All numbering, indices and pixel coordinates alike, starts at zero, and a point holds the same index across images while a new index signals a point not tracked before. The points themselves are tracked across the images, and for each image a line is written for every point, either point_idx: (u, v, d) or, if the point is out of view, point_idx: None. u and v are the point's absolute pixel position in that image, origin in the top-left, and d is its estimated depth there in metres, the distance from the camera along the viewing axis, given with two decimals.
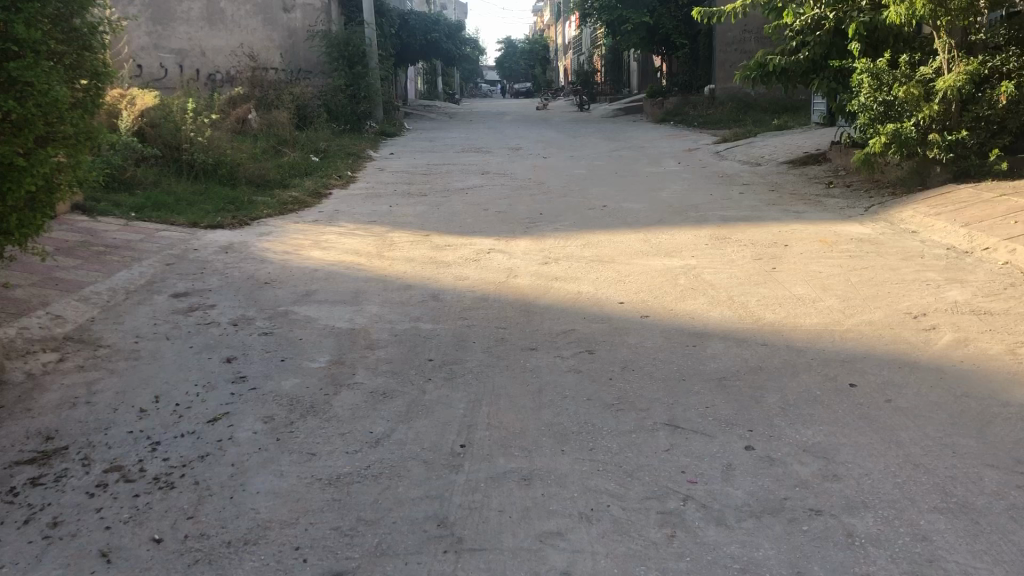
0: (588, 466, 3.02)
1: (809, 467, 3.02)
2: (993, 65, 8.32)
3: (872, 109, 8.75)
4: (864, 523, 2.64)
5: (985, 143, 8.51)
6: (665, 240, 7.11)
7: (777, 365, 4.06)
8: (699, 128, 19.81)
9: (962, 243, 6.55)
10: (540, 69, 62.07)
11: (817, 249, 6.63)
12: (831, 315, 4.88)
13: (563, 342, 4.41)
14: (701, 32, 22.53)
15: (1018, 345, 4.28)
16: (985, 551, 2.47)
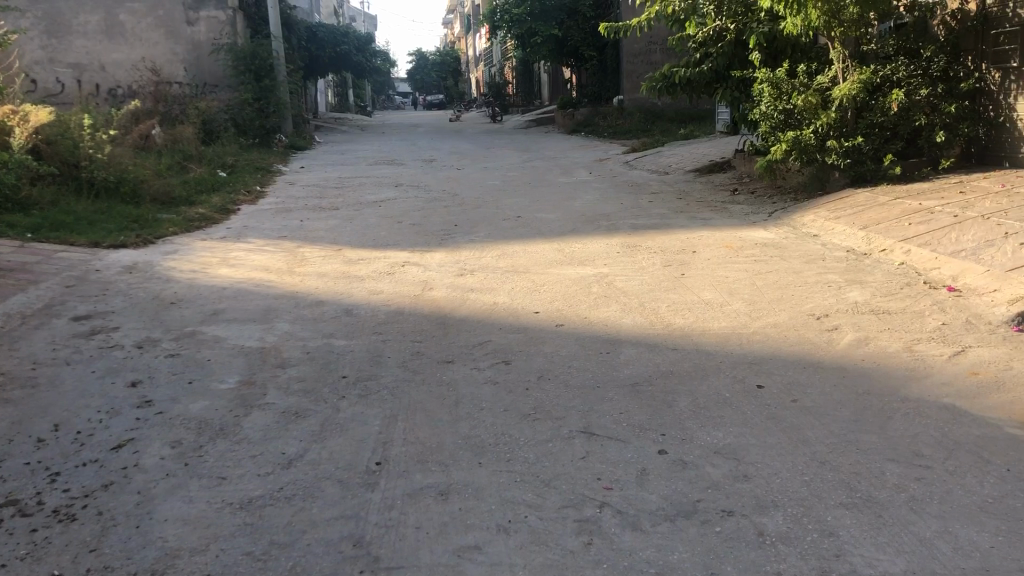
0: (505, 478, 3.02)
1: (720, 468, 3.09)
2: (884, 75, 8.64)
3: (774, 118, 9.05)
4: (774, 522, 2.71)
5: (880, 149, 8.81)
6: (577, 249, 7.19)
7: (688, 369, 4.15)
8: (609, 138, 20.13)
9: (860, 245, 6.81)
10: (451, 81, 62.11)
11: (725, 254, 6.79)
12: (739, 318, 5.01)
13: (479, 354, 4.41)
14: (609, 45, 22.92)
15: (915, 343, 4.47)
16: (888, 543, 2.56)
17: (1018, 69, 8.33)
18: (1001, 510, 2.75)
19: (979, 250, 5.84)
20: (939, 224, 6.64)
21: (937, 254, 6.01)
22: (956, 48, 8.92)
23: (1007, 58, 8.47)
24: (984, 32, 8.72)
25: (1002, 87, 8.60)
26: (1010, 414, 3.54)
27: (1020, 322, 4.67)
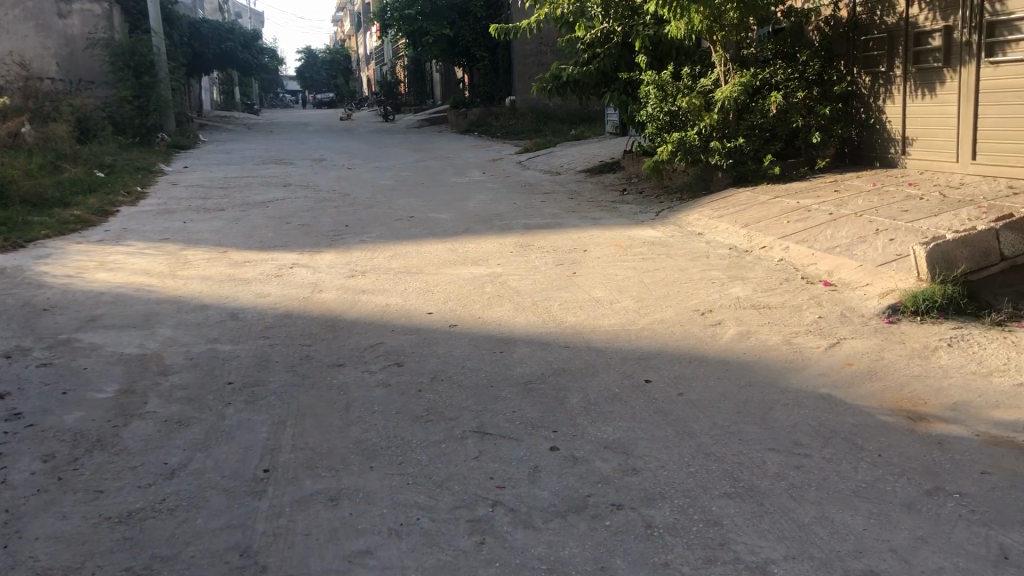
0: (397, 481, 3.00)
1: (610, 462, 3.14)
2: (764, 78, 9.02)
3: (659, 119, 9.38)
4: (662, 514, 2.77)
5: (760, 150, 9.14)
6: (471, 249, 7.20)
7: (579, 366, 4.20)
8: (502, 138, 20.24)
9: (742, 243, 7.04)
10: (342, 79, 61.26)
11: (614, 253, 6.92)
12: (628, 315, 5.11)
13: (370, 356, 4.36)
14: (500, 45, 23.05)
15: (794, 335, 4.66)
16: (770, 530, 2.66)
17: (887, 74, 8.65)
18: (873, 494, 2.89)
19: (852, 245, 6.11)
20: (815, 222, 6.93)
21: (813, 250, 6.29)
22: (829, 53, 9.24)
23: (876, 63, 8.79)
24: (855, 38, 9.05)
25: (872, 91, 8.93)
26: (882, 403, 3.72)
27: (890, 315, 4.91)
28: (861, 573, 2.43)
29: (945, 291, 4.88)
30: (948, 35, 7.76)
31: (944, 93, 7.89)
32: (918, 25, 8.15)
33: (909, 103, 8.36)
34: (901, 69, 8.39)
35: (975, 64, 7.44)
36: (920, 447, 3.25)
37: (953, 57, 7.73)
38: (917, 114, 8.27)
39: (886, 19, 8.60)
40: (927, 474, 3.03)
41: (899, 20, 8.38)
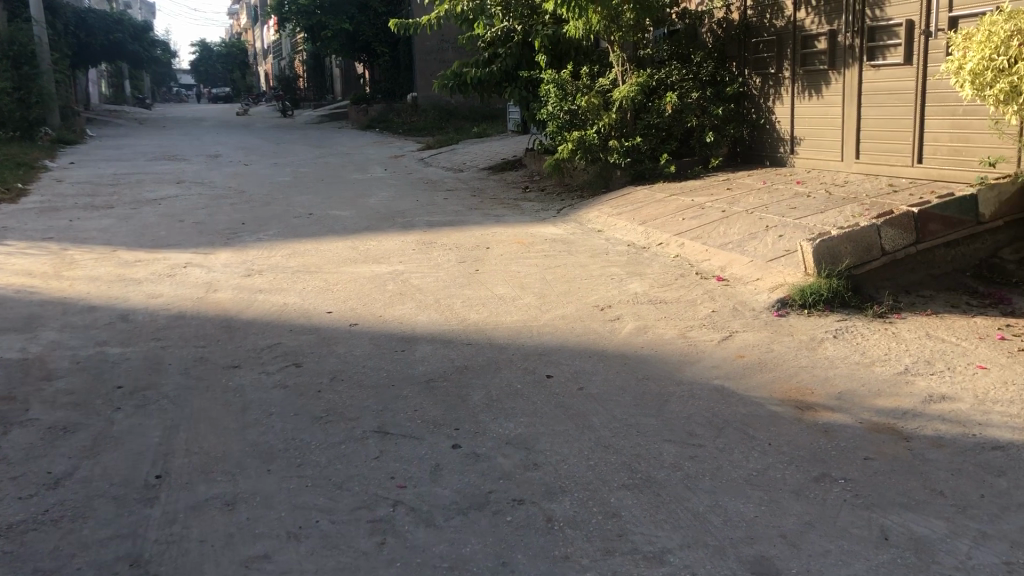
0: (295, 483, 2.95)
1: (511, 458, 3.16)
2: (660, 78, 9.25)
3: (560, 118, 9.51)
4: (562, 507, 2.80)
5: (657, 149, 9.35)
6: (372, 246, 7.14)
7: (481, 363, 4.21)
8: (403, 135, 20.12)
9: (640, 240, 7.19)
10: (238, 73, 59.73)
11: (516, 250, 6.95)
12: (529, 311, 5.14)
13: (268, 357, 4.28)
14: (401, 41, 22.89)
15: (689, 329, 4.79)
16: (666, 520, 2.72)
17: (776, 75, 8.96)
18: (764, 481, 2.99)
19: (744, 242, 6.31)
20: (709, 218, 7.13)
21: (707, 246, 6.47)
22: (721, 54, 9.62)
23: (765, 65, 9.09)
24: (745, 40, 9.34)
25: (762, 92, 9.23)
26: (772, 393, 3.85)
27: (779, 308, 5.10)
28: (753, 558, 2.51)
29: (831, 285, 5.10)
30: (832, 39, 8.05)
31: (830, 94, 8.19)
32: (805, 28, 8.45)
33: (797, 104, 8.67)
34: (789, 71, 8.69)
35: (858, 66, 7.73)
36: (808, 435, 3.38)
37: (837, 59, 8.03)
38: (805, 115, 8.58)
39: (775, 22, 8.87)
40: (814, 460, 3.16)
41: (786, 24, 8.67)
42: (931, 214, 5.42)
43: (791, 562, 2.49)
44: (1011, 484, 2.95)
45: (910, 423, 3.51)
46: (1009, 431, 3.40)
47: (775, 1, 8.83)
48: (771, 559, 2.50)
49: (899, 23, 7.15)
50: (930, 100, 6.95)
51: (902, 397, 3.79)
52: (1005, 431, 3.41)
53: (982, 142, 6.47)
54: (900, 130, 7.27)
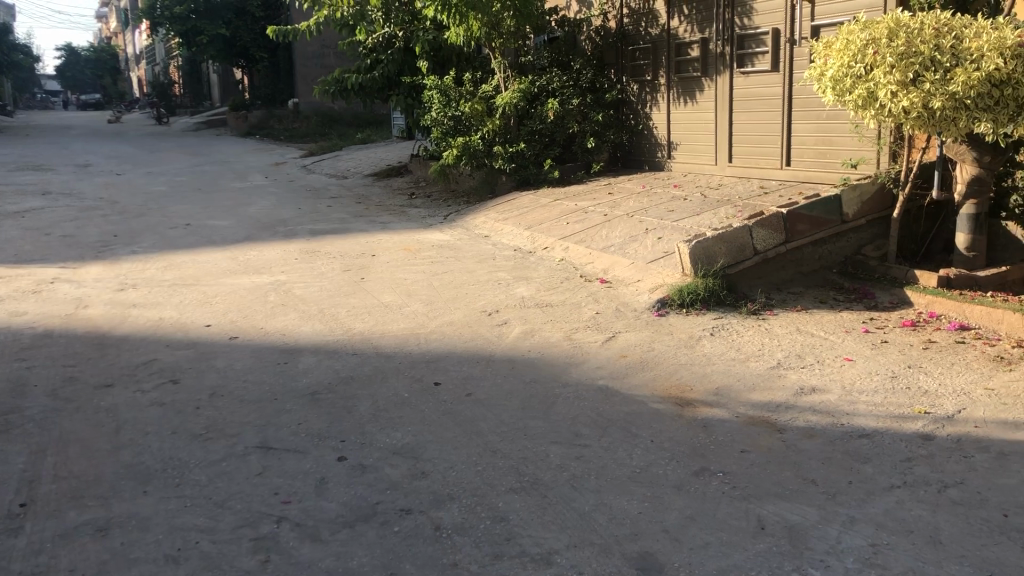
0: (174, 504, 2.85)
1: (398, 468, 3.14)
2: (541, 85, 9.38)
3: (444, 124, 9.63)
4: (450, 514, 2.80)
5: (540, 154, 9.47)
6: (253, 256, 6.97)
7: (367, 373, 4.17)
8: (285, 141, 19.74)
9: (525, 244, 7.28)
10: (108, 79, 57.31)
11: (402, 257, 6.91)
12: (416, 319, 5.12)
13: (143, 374, 4.12)
14: (280, 47, 22.45)
15: (574, 331, 4.86)
16: (553, 521, 2.76)
17: (652, 82, 9.20)
18: (647, 478, 3.07)
19: (625, 244, 6.46)
20: (591, 222, 7.27)
21: (591, 249, 6.59)
22: (600, 61, 9.86)
23: (642, 72, 9.33)
24: (622, 48, 9.57)
25: (640, 98, 9.47)
26: (653, 391, 3.95)
27: (659, 308, 5.23)
28: (637, 554, 2.57)
29: (707, 284, 5.27)
30: (704, 46, 8.33)
31: (703, 100, 8.47)
32: (679, 36, 8.70)
33: (673, 109, 8.92)
34: (665, 78, 8.94)
35: (729, 73, 8.02)
36: (688, 431, 3.49)
37: (710, 66, 8.31)
38: (681, 120, 8.85)
39: (649, 30, 9.09)
40: (694, 455, 3.26)
41: (661, 32, 8.91)
42: (799, 215, 5.68)
43: (673, 556, 2.55)
44: (876, 470, 3.12)
45: (783, 415, 3.66)
46: (873, 419, 3.60)
47: (649, 9, 9.07)
48: (654, 554, 2.57)
49: (766, 32, 7.45)
50: (796, 105, 7.28)
51: (776, 390, 3.96)
52: (870, 419, 3.60)
53: (845, 145, 6.81)
54: (769, 134, 7.59)
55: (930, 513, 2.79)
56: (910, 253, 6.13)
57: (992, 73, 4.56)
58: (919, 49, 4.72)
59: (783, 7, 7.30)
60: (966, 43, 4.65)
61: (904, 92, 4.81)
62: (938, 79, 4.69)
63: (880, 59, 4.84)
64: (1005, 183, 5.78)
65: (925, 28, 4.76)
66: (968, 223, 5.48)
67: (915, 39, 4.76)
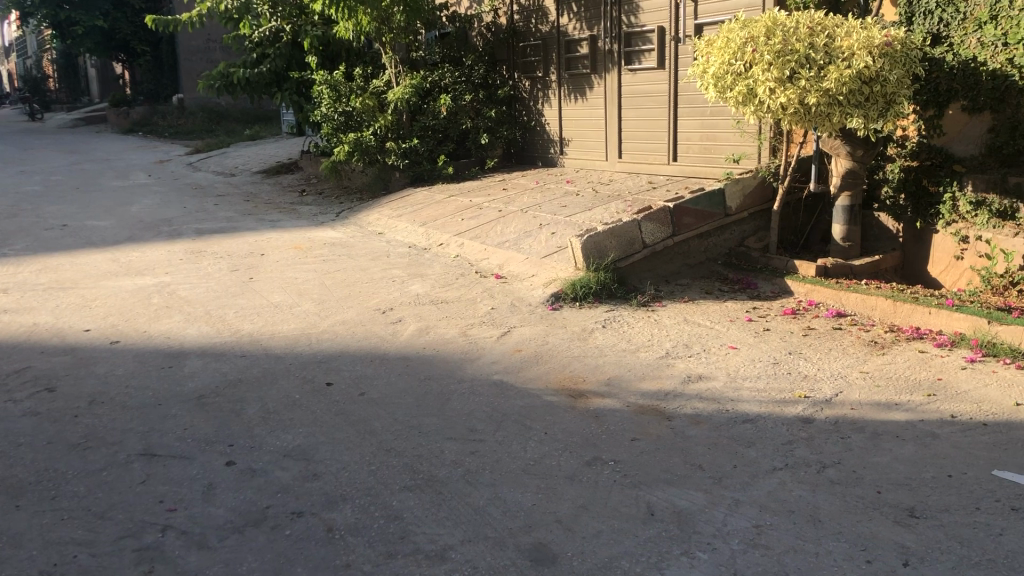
0: (50, 517, 2.72)
1: (289, 470, 3.08)
2: (433, 80, 9.38)
3: (334, 120, 9.47)
4: (343, 515, 2.77)
5: (434, 150, 9.47)
6: (136, 258, 6.71)
7: (256, 375, 4.07)
8: (170, 138, 19.08)
9: (420, 241, 7.25)
10: None
11: (293, 256, 6.77)
12: (307, 319, 5.03)
13: (15, 383, 3.91)
14: (163, 40, 21.65)
15: (470, 327, 4.87)
16: (447, 517, 2.75)
17: (543, 79, 9.28)
18: (541, 469, 3.10)
19: (520, 240, 6.50)
20: (486, 218, 7.28)
21: (485, 245, 6.61)
22: (491, 58, 9.89)
23: (533, 68, 9.39)
24: (513, 45, 9.62)
25: (531, 95, 9.54)
26: (547, 384, 3.99)
27: (553, 302, 5.28)
28: (530, 546, 2.59)
29: (599, 278, 5.37)
30: (593, 44, 8.45)
31: (593, 97, 8.60)
32: (568, 33, 8.80)
33: (564, 106, 9.02)
34: (555, 75, 9.03)
35: (617, 70, 8.15)
36: (581, 421, 3.54)
37: (599, 64, 8.43)
38: (571, 117, 8.97)
39: (540, 27, 9.16)
40: (586, 445, 3.31)
41: (550, 29, 8.99)
42: (685, 208, 5.85)
43: (566, 546, 2.59)
44: (759, 453, 3.24)
45: (672, 403, 3.75)
46: (757, 404, 3.73)
47: (539, 6, 9.14)
48: (547, 545, 2.59)
49: (652, 30, 7.61)
50: (681, 102, 7.46)
51: (665, 378, 4.06)
52: (754, 404, 3.73)
53: (728, 140, 7.01)
54: (657, 130, 7.76)
55: (810, 493, 2.91)
56: (790, 244, 6.37)
57: (861, 71, 4.80)
58: (794, 47, 4.90)
59: (667, 6, 7.45)
60: (838, 42, 4.87)
61: (782, 88, 4.97)
62: (812, 76, 4.89)
63: (759, 56, 4.99)
64: (876, 176, 6.06)
65: (800, 27, 4.94)
66: (843, 214, 5.73)
67: (790, 38, 4.94)
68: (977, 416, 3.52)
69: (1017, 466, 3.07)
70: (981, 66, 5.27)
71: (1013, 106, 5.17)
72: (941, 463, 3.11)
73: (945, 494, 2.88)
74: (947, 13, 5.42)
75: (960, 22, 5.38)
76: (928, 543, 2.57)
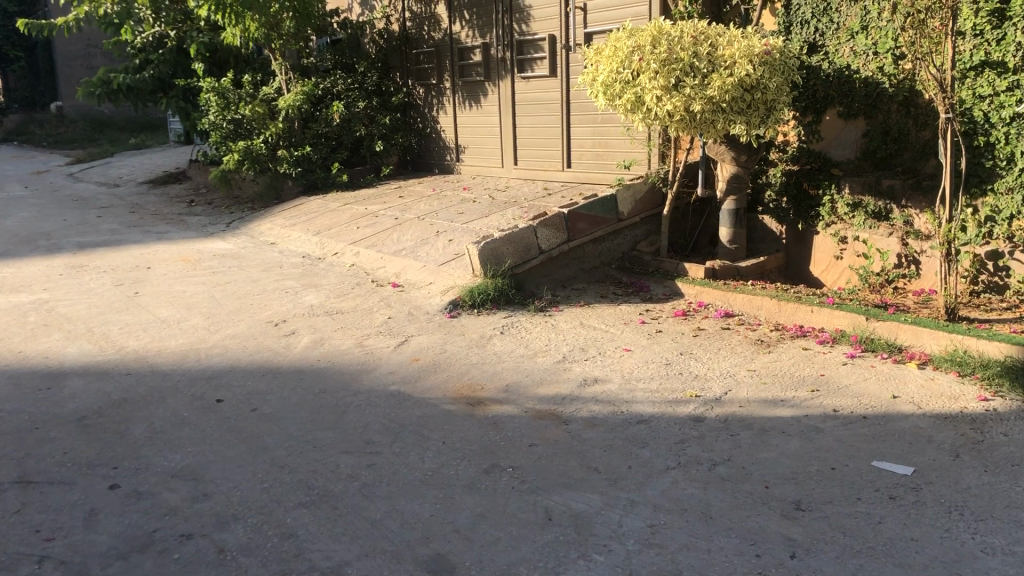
0: None
1: (178, 492, 2.97)
2: (325, 87, 9.33)
3: (222, 127, 9.26)
4: (234, 535, 2.69)
5: (328, 158, 9.37)
6: (10, 274, 6.38)
7: (142, 394, 3.92)
8: (48, 148, 18.22)
9: (314, 251, 7.13)
10: None
11: (181, 269, 6.56)
12: (197, 333, 4.88)
13: None
14: (38, 46, 20.63)
15: (366, 337, 4.82)
16: (343, 533, 2.71)
17: (437, 86, 9.26)
18: (438, 480, 3.08)
19: (416, 248, 6.46)
20: (381, 226, 7.22)
21: (381, 254, 6.56)
22: (384, 64, 9.81)
23: (427, 76, 9.36)
24: (406, 51, 9.59)
25: (426, 101, 9.49)
26: (444, 392, 3.97)
27: (451, 310, 5.27)
28: (428, 557, 2.57)
29: (496, 284, 5.38)
30: (486, 51, 8.47)
31: (487, 104, 8.63)
32: (461, 41, 8.81)
33: (459, 113, 9.02)
34: (449, 82, 9.03)
35: (510, 78, 8.20)
36: (478, 429, 3.54)
37: (492, 71, 8.47)
38: (466, 124, 8.99)
39: (432, 34, 9.14)
40: (484, 453, 3.31)
41: (444, 36, 8.98)
42: (579, 214, 5.93)
43: (464, 555, 2.58)
44: (653, 454, 3.30)
45: (568, 407, 3.79)
46: (650, 405, 3.80)
47: (431, 13, 9.11)
48: (445, 555, 2.58)
49: (543, 38, 7.68)
50: (573, 109, 7.56)
51: (561, 383, 4.10)
52: (647, 405, 3.80)
53: (619, 147, 7.14)
54: (550, 137, 7.84)
55: (701, 490, 2.98)
56: (680, 247, 6.53)
57: (743, 79, 4.97)
58: (679, 56, 5.02)
59: (557, 14, 7.53)
60: (721, 51, 5.03)
61: (668, 96, 5.07)
62: (697, 84, 5.02)
63: (645, 65, 5.09)
64: (760, 180, 6.27)
65: (684, 37, 5.07)
66: (729, 217, 5.91)
67: (675, 46, 5.06)
68: (857, 410, 3.68)
69: (894, 456, 3.22)
70: (854, 74, 5.52)
71: (884, 112, 5.42)
72: (824, 456, 3.24)
73: (828, 486, 3.00)
74: (822, 22, 5.66)
75: (834, 31, 5.61)
76: (814, 535, 2.67)
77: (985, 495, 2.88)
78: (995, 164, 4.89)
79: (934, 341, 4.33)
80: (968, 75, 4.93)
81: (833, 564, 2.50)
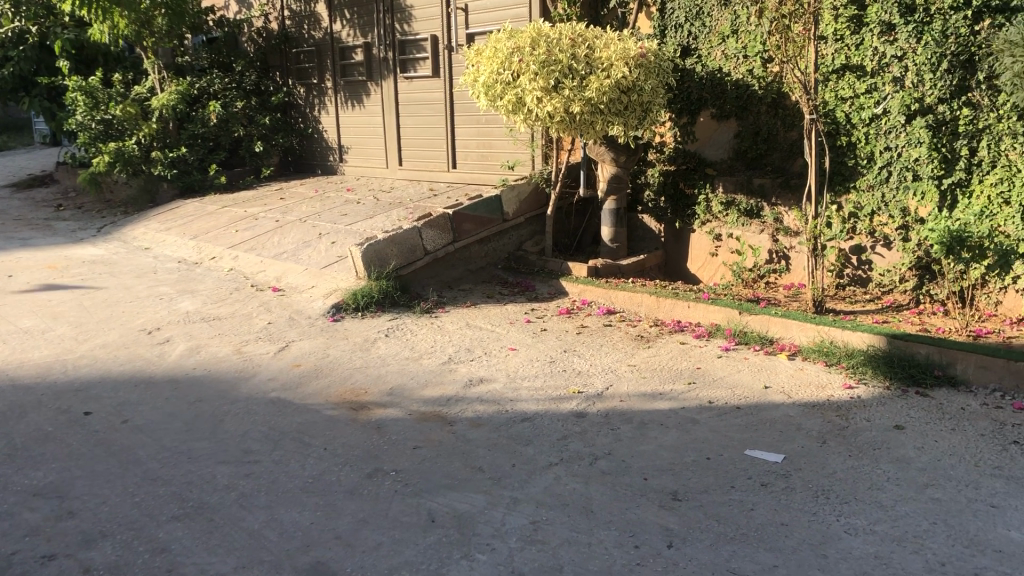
0: None
1: (39, 511, 2.82)
2: (201, 87, 9.09)
3: (91, 128, 8.90)
4: (102, 553, 2.57)
5: (204, 159, 9.10)
6: None
7: (2, 410, 3.70)
8: None
9: (190, 256, 6.89)
10: None
11: (46, 277, 6.23)
12: (63, 344, 4.65)
13: None
14: None
15: (245, 344, 4.69)
16: (220, 545, 2.63)
17: (319, 85, 9.11)
18: (319, 487, 3.02)
19: (297, 251, 6.33)
20: (261, 229, 7.04)
21: (261, 258, 6.39)
22: (263, 64, 9.60)
23: (308, 75, 9.21)
24: (286, 50, 9.39)
25: (307, 102, 9.32)
26: (327, 398, 3.91)
27: (334, 313, 5.18)
28: (308, 565, 2.52)
29: (380, 286, 5.32)
30: (368, 51, 8.37)
31: (370, 105, 8.53)
32: (342, 40, 8.69)
33: (342, 113, 8.90)
34: (331, 81, 8.89)
35: (393, 78, 8.14)
36: (361, 434, 3.49)
37: (374, 71, 8.38)
38: (349, 125, 8.86)
39: (313, 33, 8.99)
40: (367, 458, 3.27)
41: (324, 35, 8.84)
42: (463, 215, 5.91)
43: (345, 562, 2.54)
44: (536, 451, 3.33)
45: (453, 408, 3.79)
46: (534, 403, 3.83)
47: (311, 12, 8.96)
48: (326, 563, 2.54)
49: (425, 39, 7.66)
50: (456, 110, 7.55)
51: (447, 384, 4.09)
52: (531, 403, 3.83)
53: (502, 148, 7.17)
54: (434, 138, 7.82)
55: (583, 485, 3.02)
56: (563, 247, 6.61)
57: (619, 80, 5.08)
58: (558, 58, 5.08)
59: (439, 14, 7.51)
60: (597, 53, 5.11)
61: (548, 98, 5.12)
62: (575, 86, 5.09)
63: (525, 66, 5.11)
64: (639, 180, 6.41)
65: (563, 39, 5.13)
66: (610, 216, 6.02)
67: (554, 48, 5.11)
68: (732, 401, 3.81)
69: (765, 445, 3.34)
70: (726, 76, 5.72)
71: (754, 114, 5.62)
72: (699, 447, 3.33)
73: (705, 476, 3.09)
74: (695, 26, 5.83)
75: (706, 35, 5.80)
76: (690, 524, 2.74)
77: (849, 478, 3.03)
78: (856, 163, 5.14)
79: (803, 333, 4.52)
80: (831, 78, 5.17)
81: (708, 551, 2.58)
